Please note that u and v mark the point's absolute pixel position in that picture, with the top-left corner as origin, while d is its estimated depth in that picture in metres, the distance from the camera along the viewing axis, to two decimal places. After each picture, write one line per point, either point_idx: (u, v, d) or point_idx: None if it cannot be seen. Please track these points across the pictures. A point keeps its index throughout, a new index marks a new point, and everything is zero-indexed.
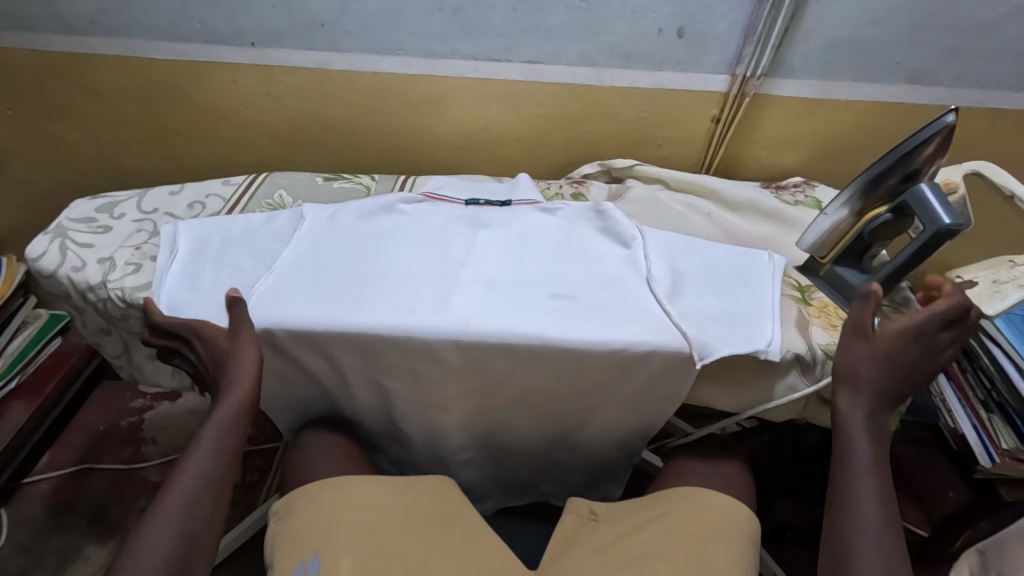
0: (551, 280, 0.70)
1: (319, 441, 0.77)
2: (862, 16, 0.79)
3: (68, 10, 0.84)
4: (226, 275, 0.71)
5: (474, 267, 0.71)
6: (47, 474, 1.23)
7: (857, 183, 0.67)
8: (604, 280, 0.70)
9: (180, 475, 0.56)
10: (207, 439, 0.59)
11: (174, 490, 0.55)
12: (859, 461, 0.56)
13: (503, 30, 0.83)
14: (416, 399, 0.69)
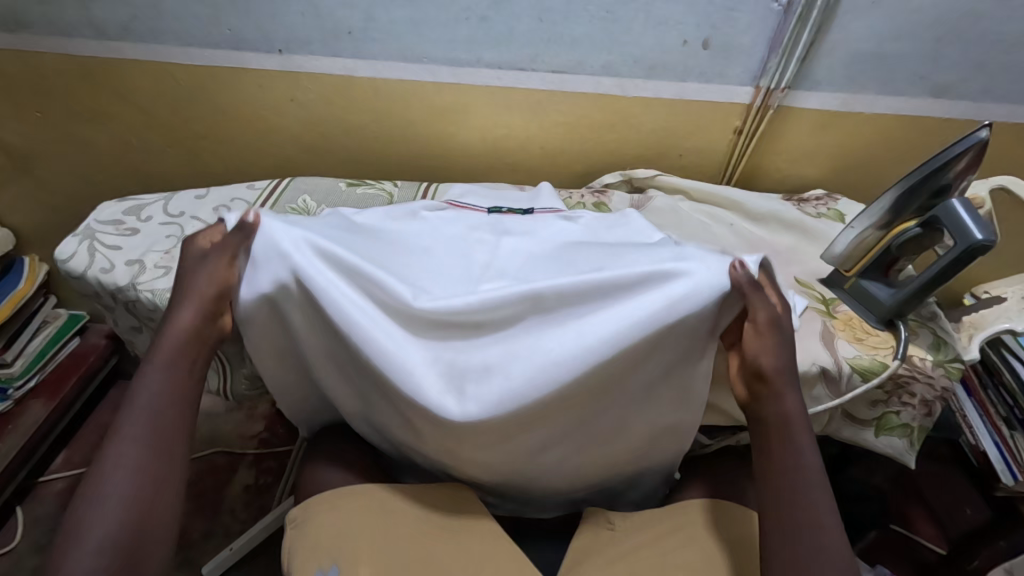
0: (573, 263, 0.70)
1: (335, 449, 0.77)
2: (888, 29, 0.79)
3: (101, 16, 0.86)
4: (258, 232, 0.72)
5: (498, 267, 0.71)
6: (61, 473, 1.24)
7: (884, 197, 0.67)
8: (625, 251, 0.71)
9: (127, 428, 0.54)
10: (150, 390, 0.57)
11: (121, 448, 0.53)
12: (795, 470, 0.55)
13: (528, 40, 0.83)
14: None
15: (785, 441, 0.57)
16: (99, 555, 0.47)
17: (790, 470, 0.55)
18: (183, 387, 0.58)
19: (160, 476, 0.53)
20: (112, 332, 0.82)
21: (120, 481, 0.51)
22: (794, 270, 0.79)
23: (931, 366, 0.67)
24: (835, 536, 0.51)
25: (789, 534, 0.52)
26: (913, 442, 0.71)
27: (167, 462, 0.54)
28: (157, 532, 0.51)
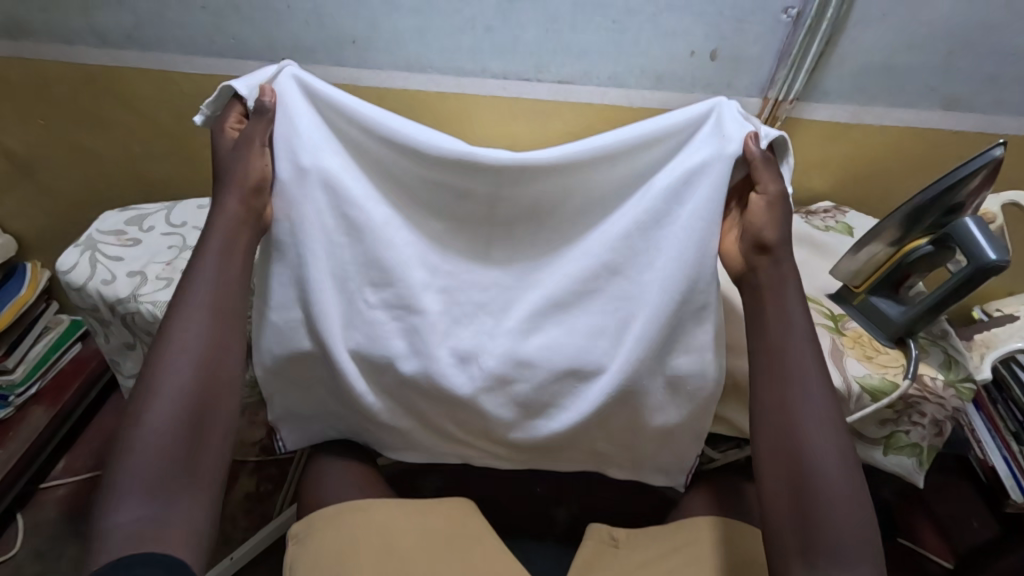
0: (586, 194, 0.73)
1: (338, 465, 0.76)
2: (899, 41, 0.78)
3: (104, 24, 0.85)
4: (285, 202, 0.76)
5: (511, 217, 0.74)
6: (63, 479, 1.22)
7: (896, 212, 0.66)
8: None
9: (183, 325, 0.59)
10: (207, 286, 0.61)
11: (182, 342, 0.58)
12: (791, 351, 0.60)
13: (533, 50, 0.82)
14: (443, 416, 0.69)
15: (776, 354, 0.61)
16: (164, 433, 0.54)
17: (777, 387, 0.60)
18: (236, 282, 0.62)
19: (215, 369, 0.58)
20: (114, 342, 0.81)
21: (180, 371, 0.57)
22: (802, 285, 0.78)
23: (942, 386, 0.66)
24: (817, 447, 0.56)
25: (775, 446, 0.58)
26: (922, 462, 0.70)
27: (219, 356, 0.59)
28: (212, 416, 0.57)
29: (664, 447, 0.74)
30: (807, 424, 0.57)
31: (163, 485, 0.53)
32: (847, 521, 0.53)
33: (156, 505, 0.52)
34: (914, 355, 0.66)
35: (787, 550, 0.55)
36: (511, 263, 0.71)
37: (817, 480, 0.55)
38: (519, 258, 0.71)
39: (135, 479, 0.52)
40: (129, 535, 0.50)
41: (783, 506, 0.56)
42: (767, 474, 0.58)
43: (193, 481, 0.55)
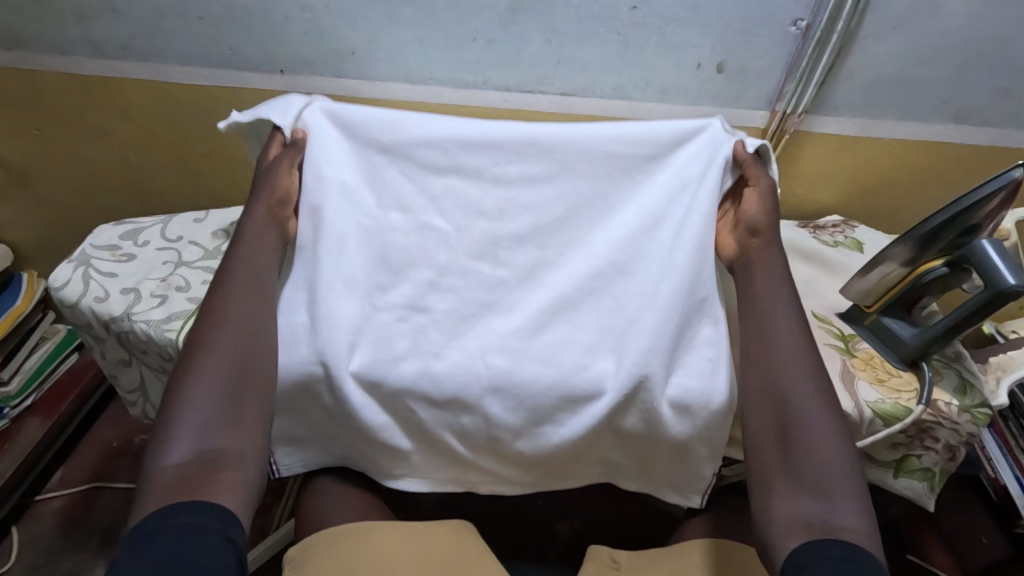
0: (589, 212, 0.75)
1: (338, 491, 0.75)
2: (910, 54, 0.76)
3: (99, 35, 0.84)
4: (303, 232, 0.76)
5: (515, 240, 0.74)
6: (60, 491, 1.20)
7: (910, 233, 0.64)
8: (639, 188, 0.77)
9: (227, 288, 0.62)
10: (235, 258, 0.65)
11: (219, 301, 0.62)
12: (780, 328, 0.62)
13: (537, 62, 0.81)
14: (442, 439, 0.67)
15: (765, 315, 0.64)
16: (210, 380, 0.56)
17: (765, 341, 0.62)
18: (265, 259, 0.65)
19: (252, 325, 0.61)
20: (108, 360, 0.80)
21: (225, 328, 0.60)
22: (810, 303, 0.76)
23: (957, 411, 0.64)
24: (805, 394, 0.58)
25: (762, 392, 0.60)
26: (933, 486, 0.68)
27: (258, 314, 0.62)
28: (257, 368, 0.59)
29: (678, 471, 0.70)
30: (798, 372, 0.59)
31: (216, 428, 0.54)
32: (830, 460, 0.54)
33: (213, 442, 0.54)
34: (927, 380, 0.65)
35: (771, 487, 0.55)
36: (516, 261, 0.72)
37: (802, 420, 0.56)
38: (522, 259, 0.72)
39: (190, 421, 0.54)
40: (184, 470, 0.51)
41: (767, 445, 0.57)
42: (752, 417, 0.59)
43: (244, 425, 0.56)
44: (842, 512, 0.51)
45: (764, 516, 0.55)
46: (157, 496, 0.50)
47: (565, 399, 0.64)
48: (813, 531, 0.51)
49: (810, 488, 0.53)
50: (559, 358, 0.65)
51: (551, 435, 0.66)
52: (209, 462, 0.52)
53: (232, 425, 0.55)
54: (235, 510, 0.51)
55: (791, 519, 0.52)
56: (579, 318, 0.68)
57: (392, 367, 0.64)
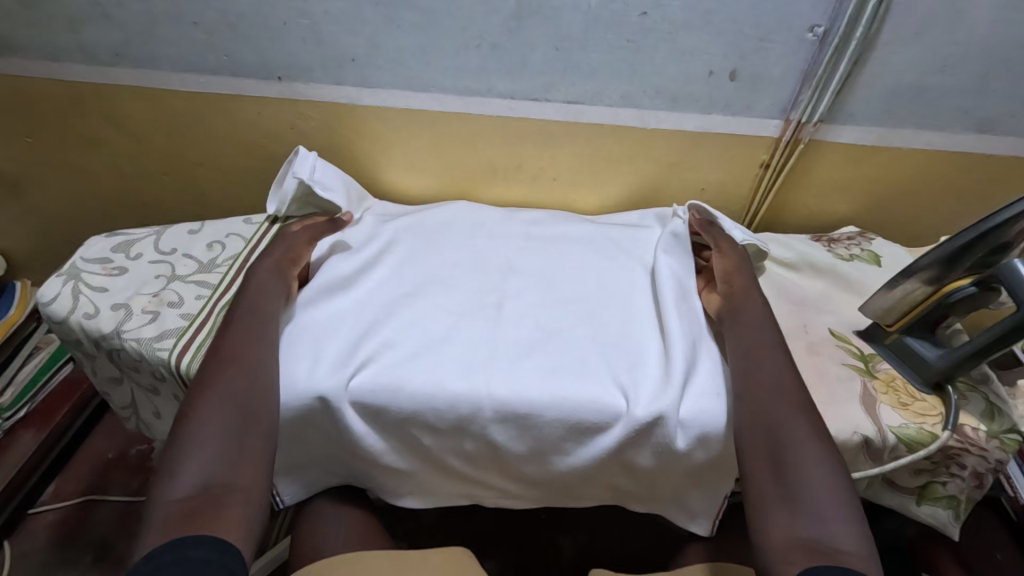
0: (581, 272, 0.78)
1: (336, 519, 0.73)
2: (932, 61, 0.73)
3: (91, 41, 0.81)
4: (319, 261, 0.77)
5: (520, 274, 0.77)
6: (53, 504, 1.17)
7: (935, 251, 0.61)
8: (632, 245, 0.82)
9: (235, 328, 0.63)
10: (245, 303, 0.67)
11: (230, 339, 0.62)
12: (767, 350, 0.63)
13: (543, 70, 0.78)
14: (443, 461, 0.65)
15: (751, 345, 0.64)
16: (220, 413, 0.56)
17: (752, 369, 0.61)
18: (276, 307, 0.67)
19: (264, 363, 0.61)
20: (99, 378, 0.77)
21: (234, 364, 0.60)
22: (827, 320, 0.74)
23: (985, 438, 0.61)
24: (792, 414, 0.57)
25: (750, 416, 0.58)
26: (959, 515, 0.65)
27: (265, 354, 0.62)
28: (265, 405, 0.59)
29: (691, 499, 0.69)
30: (784, 398, 0.58)
31: (224, 457, 0.54)
32: (823, 481, 0.52)
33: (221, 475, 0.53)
34: (953, 404, 0.61)
35: (766, 512, 0.52)
36: (516, 297, 0.74)
37: (793, 443, 0.55)
38: (524, 295, 0.74)
39: (201, 453, 0.53)
40: (191, 502, 0.50)
41: (760, 468, 0.55)
42: (743, 440, 0.57)
43: (252, 460, 0.55)
44: (838, 535, 0.49)
45: (760, 543, 0.52)
46: (163, 528, 0.48)
47: (572, 428, 0.63)
48: (814, 555, 0.48)
49: (806, 511, 0.51)
50: (570, 388, 0.64)
51: (558, 465, 0.66)
52: (215, 496, 0.51)
53: (240, 459, 0.54)
54: (240, 545, 0.50)
55: (789, 544, 0.50)
56: (585, 359, 0.67)
57: (395, 391, 0.63)
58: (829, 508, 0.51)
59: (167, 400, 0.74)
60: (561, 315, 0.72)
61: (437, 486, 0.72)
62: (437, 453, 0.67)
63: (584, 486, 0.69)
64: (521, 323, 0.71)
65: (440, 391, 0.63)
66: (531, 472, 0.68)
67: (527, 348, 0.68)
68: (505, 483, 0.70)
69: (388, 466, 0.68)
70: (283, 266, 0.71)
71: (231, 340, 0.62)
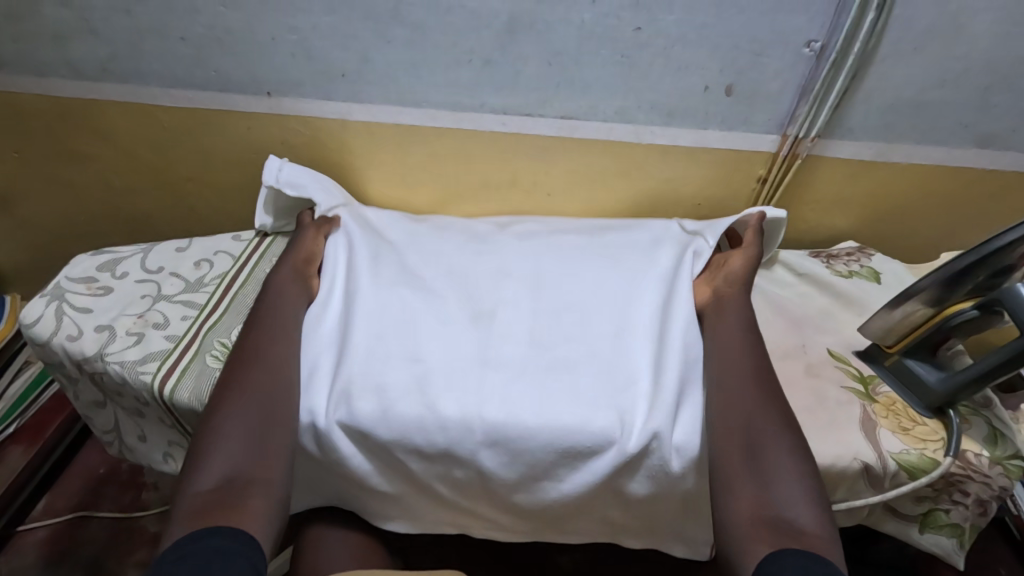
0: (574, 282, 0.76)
1: (337, 542, 0.71)
2: (931, 76, 0.72)
3: (77, 57, 0.80)
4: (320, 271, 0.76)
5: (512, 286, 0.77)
6: (42, 522, 1.11)
7: (934, 273, 0.60)
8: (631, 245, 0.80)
9: (256, 329, 0.66)
10: (266, 309, 0.69)
11: (251, 339, 0.65)
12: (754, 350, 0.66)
13: (536, 85, 0.77)
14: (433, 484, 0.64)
15: (735, 344, 0.66)
16: (241, 411, 0.58)
17: (733, 365, 0.64)
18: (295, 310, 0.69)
19: (284, 364, 0.63)
20: (83, 401, 0.76)
21: (255, 362, 0.62)
22: (826, 340, 0.72)
23: (987, 463, 0.60)
24: (766, 411, 0.60)
25: (727, 407, 0.61)
26: (963, 544, 0.63)
27: (286, 354, 0.65)
28: (284, 403, 0.60)
29: (687, 525, 0.68)
30: (762, 393, 0.62)
31: (248, 454, 0.55)
32: (793, 470, 0.55)
33: (244, 468, 0.54)
34: (954, 430, 0.60)
35: (735, 494, 0.55)
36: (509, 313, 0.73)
37: (768, 434, 0.58)
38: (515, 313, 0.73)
39: (227, 447, 0.55)
40: (216, 494, 0.52)
41: (733, 456, 0.57)
42: (718, 430, 0.60)
43: (274, 454, 0.56)
44: (802, 516, 0.52)
45: (728, 523, 0.54)
46: (189, 518, 0.50)
47: (563, 453, 0.62)
48: (779, 535, 0.51)
49: (776, 494, 0.54)
50: (563, 413, 0.62)
51: (549, 491, 0.65)
52: (235, 488, 0.53)
53: (263, 453, 0.56)
54: (263, 537, 0.51)
55: (754, 524, 0.53)
56: (580, 377, 0.65)
57: (382, 416, 0.62)
58: (796, 493, 0.54)
59: (152, 422, 0.72)
60: (554, 324, 0.70)
61: (426, 511, 0.70)
62: (424, 478, 0.65)
63: (579, 511, 0.67)
64: (515, 339, 0.69)
65: (430, 415, 0.62)
66: (523, 499, 0.66)
67: (521, 367, 0.66)
68: (497, 508, 0.68)
69: (377, 491, 0.67)
70: (302, 276, 0.73)
71: (254, 342, 0.64)
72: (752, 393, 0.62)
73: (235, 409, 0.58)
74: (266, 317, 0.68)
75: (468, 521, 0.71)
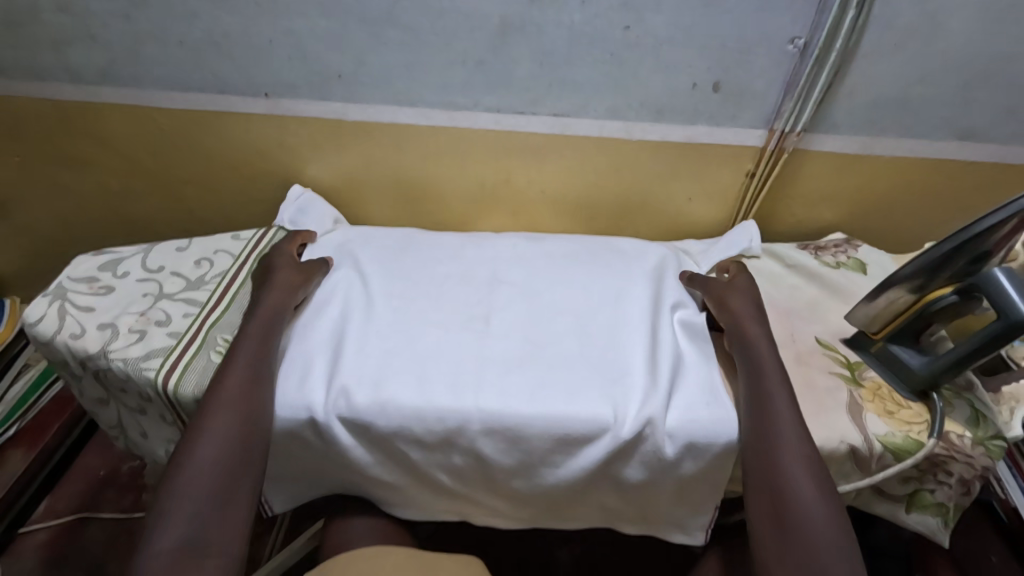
0: (567, 279, 0.78)
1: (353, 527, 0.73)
2: (911, 71, 0.74)
3: (76, 61, 0.81)
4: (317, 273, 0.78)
5: (508, 282, 0.78)
6: (43, 524, 1.12)
7: (916, 261, 0.62)
8: (620, 250, 0.82)
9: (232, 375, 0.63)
10: (256, 330, 0.68)
11: (228, 387, 0.62)
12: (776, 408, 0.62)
13: (528, 84, 0.78)
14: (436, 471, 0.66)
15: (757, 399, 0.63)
16: (208, 473, 0.57)
17: (756, 440, 0.60)
18: (279, 342, 0.69)
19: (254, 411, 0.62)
20: (85, 397, 0.76)
21: (224, 411, 0.61)
22: (814, 328, 0.74)
23: (970, 445, 0.61)
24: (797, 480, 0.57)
25: (757, 477, 0.59)
26: (948, 522, 0.65)
27: (266, 401, 0.63)
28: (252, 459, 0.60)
29: (682, 510, 0.70)
30: (793, 450, 0.59)
31: (209, 513, 0.55)
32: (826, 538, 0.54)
33: (206, 531, 0.54)
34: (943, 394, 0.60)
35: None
36: (504, 310, 0.74)
37: (796, 498, 0.56)
38: (511, 310, 0.74)
39: (182, 510, 0.54)
40: (177, 557, 0.52)
41: (770, 540, 0.56)
42: (752, 496, 0.59)
43: (235, 512, 0.57)
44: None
45: None
46: None
47: (559, 441, 0.63)
48: None
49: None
50: (562, 402, 0.64)
51: (547, 478, 0.66)
52: (193, 553, 0.53)
53: (227, 514, 0.56)
54: None
55: None
56: (574, 370, 0.67)
57: (381, 409, 0.63)
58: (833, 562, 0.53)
59: (154, 419, 0.73)
60: (547, 325, 0.73)
61: (425, 503, 0.71)
62: (424, 467, 0.67)
63: (576, 499, 0.70)
64: (508, 337, 0.71)
65: (428, 406, 0.63)
66: (521, 487, 0.68)
67: (517, 361, 0.68)
68: (498, 496, 0.70)
69: (380, 480, 0.69)
70: (295, 290, 0.73)
71: (230, 393, 0.62)
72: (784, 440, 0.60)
73: (205, 460, 0.57)
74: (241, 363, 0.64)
75: (469, 511, 0.72)
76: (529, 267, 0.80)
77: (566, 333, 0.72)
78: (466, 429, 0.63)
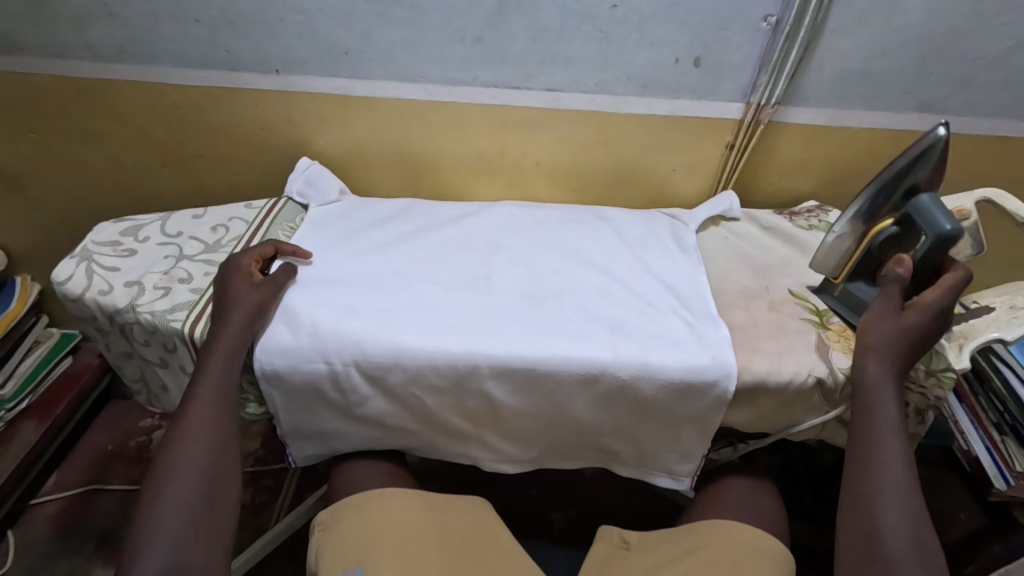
0: (566, 245, 0.84)
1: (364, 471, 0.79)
2: (873, 46, 0.81)
3: (96, 38, 0.86)
4: (330, 235, 0.84)
5: (505, 246, 0.84)
6: (56, 494, 1.17)
7: (857, 204, 0.72)
8: (610, 219, 0.89)
9: (195, 409, 0.65)
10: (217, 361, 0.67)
11: (193, 418, 0.65)
12: (878, 427, 0.62)
13: (523, 59, 0.84)
14: (444, 410, 0.72)
15: (866, 420, 0.63)
16: (181, 503, 0.60)
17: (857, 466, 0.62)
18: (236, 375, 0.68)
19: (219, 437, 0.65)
20: (112, 352, 0.82)
21: (194, 443, 0.63)
22: (787, 282, 0.81)
23: (923, 375, 0.69)
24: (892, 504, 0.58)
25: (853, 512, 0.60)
26: None
27: (230, 430, 0.66)
28: (225, 472, 0.64)
29: (669, 451, 0.75)
30: (894, 486, 0.59)
31: (185, 543, 0.58)
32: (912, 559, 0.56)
33: (183, 553, 0.57)
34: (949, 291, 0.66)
35: None
36: (503, 270, 0.80)
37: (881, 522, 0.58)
38: (510, 270, 0.80)
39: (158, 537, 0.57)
40: None
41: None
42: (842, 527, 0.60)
43: (214, 534, 0.60)
44: None
45: None
46: None
47: (557, 381, 0.69)
48: None
49: None
50: (561, 345, 0.70)
51: (546, 417, 0.72)
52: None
53: (207, 536, 0.59)
54: None
55: None
56: (568, 320, 0.73)
57: (392, 354, 0.69)
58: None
59: (175, 372, 0.78)
60: (544, 282, 0.79)
61: (435, 446, 0.77)
62: (433, 409, 0.72)
63: (572, 438, 0.76)
64: (507, 293, 0.77)
65: (437, 351, 0.69)
66: (524, 426, 0.74)
67: (516, 313, 0.74)
68: (501, 437, 0.76)
69: (393, 424, 0.74)
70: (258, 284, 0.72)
71: (190, 421, 0.65)
72: (888, 483, 0.60)
73: (174, 498, 0.60)
74: (204, 397, 0.66)
75: (474, 454, 0.78)
76: (525, 233, 0.86)
77: (560, 288, 0.78)
78: (471, 371, 0.69)
